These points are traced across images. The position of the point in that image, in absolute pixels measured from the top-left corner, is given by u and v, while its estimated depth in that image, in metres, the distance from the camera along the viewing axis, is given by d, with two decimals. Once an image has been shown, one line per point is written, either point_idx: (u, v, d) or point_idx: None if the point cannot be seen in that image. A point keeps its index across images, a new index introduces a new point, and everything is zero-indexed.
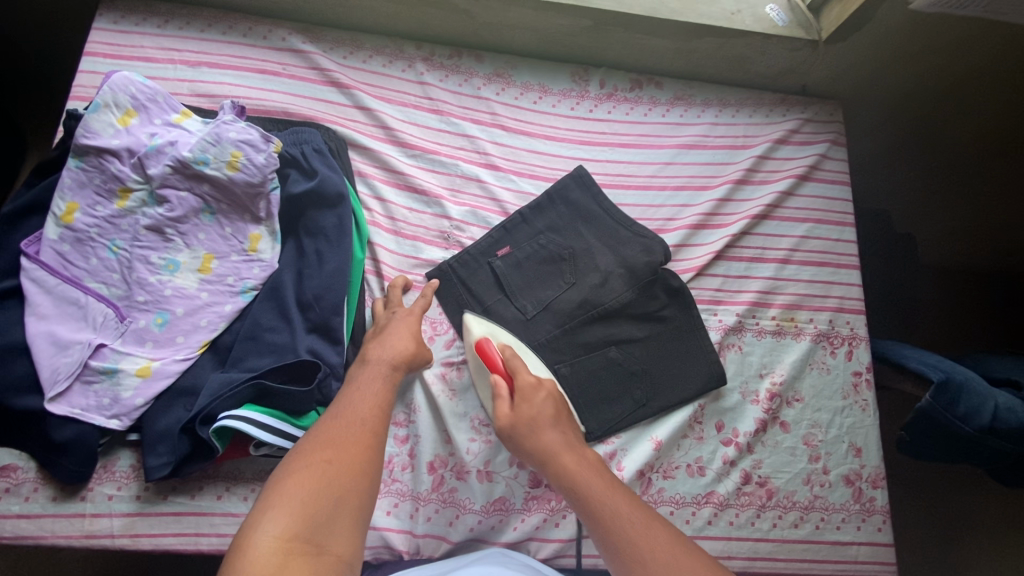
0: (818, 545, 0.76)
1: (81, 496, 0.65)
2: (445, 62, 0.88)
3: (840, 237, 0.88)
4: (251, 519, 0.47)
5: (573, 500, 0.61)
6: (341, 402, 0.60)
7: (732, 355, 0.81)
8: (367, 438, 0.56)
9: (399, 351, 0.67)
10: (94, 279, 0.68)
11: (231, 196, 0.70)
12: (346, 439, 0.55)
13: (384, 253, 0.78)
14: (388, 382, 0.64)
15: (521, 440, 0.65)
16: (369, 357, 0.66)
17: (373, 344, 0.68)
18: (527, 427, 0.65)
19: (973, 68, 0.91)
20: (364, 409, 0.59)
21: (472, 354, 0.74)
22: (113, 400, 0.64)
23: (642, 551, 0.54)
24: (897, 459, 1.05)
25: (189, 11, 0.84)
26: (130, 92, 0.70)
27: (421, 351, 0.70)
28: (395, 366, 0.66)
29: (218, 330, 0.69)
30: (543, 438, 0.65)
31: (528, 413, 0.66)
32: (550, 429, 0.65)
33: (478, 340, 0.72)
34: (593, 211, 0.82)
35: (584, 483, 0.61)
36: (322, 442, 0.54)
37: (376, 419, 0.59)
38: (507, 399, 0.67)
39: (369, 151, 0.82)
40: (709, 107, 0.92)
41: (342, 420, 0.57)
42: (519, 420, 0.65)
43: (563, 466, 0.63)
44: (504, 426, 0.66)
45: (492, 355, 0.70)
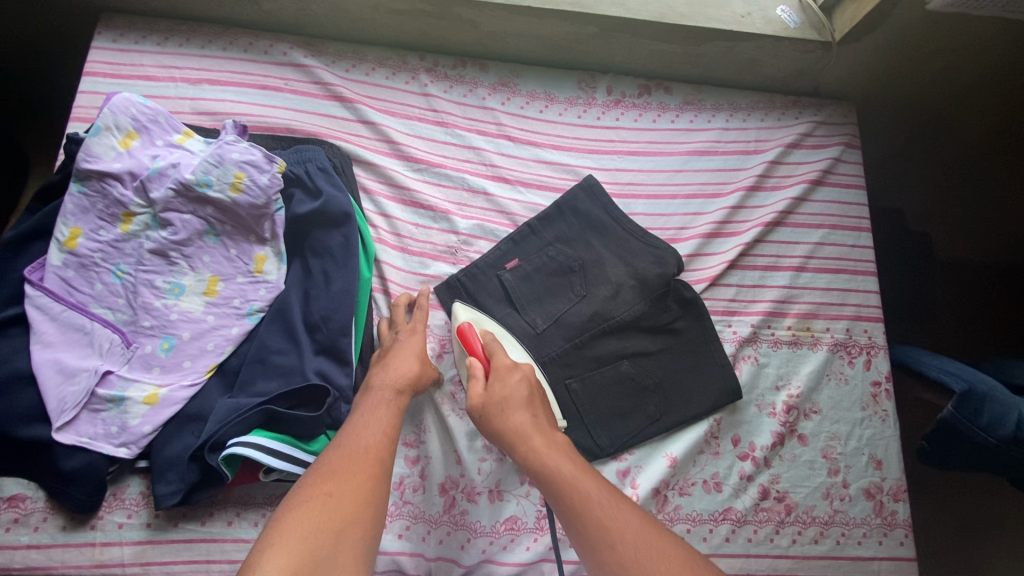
0: (839, 560, 0.74)
1: (91, 525, 0.65)
2: (449, 72, 0.86)
3: (856, 243, 0.86)
4: (252, 556, 0.46)
5: (541, 485, 0.58)
6: (347, 430, 0.59)
7: (747, 367, 0.79)
8: (372, 466, 0.55)
9: (405, 372, 0.66)
10: (99, 304, 0.67)
11: (235, 217, 0.69)
12: (348, 470, 0.54)
13: (391, 270, 0.77)
14: (395, 406, 0.63)
15: (487, 417, 0.64)
16: (373, 382, 0.65)
17: (380, 369, 0.67)
18: (496, 408, 0.63)
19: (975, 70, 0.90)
20: (369, 437, 0.58)
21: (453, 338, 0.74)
22: (121, 428, 0.64)
23: (612, 535, 0.52)
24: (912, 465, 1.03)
25: (189, 27, 0.83)
26: (131, 114, 0.69)
27: (426, 370, 0.69)
28: (400, 389, 0.65)
29: (225, 354, 0.69)
30: (513, 420, 0.62)
31: (498, 390, 0.65)
32: (521, 410, 0.63)
33: (461, 326, 0.71)
34: (602, 221, 0.80)
35: (555, 467, 0.58)
36: (324, 473, 0.54)
37: (382, 447, 0.58)
38: (479, 378, 0.66)
39: (373, 166, 0.80)
40: (719, 111, 0.90)
41: (347, 449, 0.57)
42: (491, 402, 0.64)
43: (534, 449, 0.60)
44: (476, 406, 0.65)
45: (472, 339, 0.70)
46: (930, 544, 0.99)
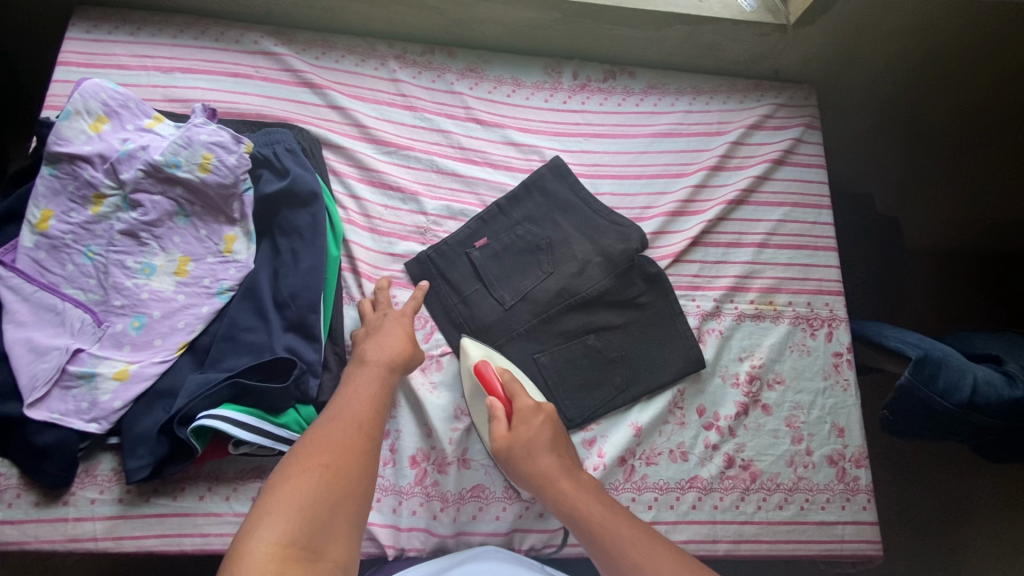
0: (804, 525, 0.76)
1: (64, 500, 0.66)
2: (417, 59, 0.88)
3: (817, 220, 0.89)
4: (248, 524, 0.47)
5: (574, 528, 0.60)
6: (335, 406, 0.61)
7: (713, 340, 0.81)
8: (362, 441, 0.57)
9: (397, 350, 0.68)
10: (71, 285, 0.68)
11: (205, 198, 0.71)
12: (341, 443, 0.56)
13: (360, 250, 0.79)
14: (383, 383, 0.65)
15: (512, 461, 0.65)
16: (367, 357, 0.67)
17: (371, 342, 0.68)
18: (523, 451, 0.65)
19: (959, 40, 0.92)
20: (360, 410, 0.61)
21: (467, 373, 0.73)
22: (91, 404, 0.65)
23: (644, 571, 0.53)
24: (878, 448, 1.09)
25: (161, 17, 0.85)
26: (102, 99, 0.71)
27: (416, 350, 0.70)
28: (393, 366, 0.67)
29: (196, 331, 0.70)
30: (540, 463, 0.64)
31: (537, 447, 0.65)
32: (546, 453, 0.65)
33: (477, 368, 0.71)
34: (569, 200, 0.82)
35: (584, 510, 0.60)
36: (318, 445, 0.55)
37: (371, 424, 0.60)
38: (518, 432, 0.66)
39: (343, 150, 0.82)
40: (683, 95, 0.92)
41: (337, 422, 0.58)
42: (513, 449, 0.65)
43: (562, 492, 0.62)
44: (501, 450, 0.66)
45: (492, 379, 0.70)
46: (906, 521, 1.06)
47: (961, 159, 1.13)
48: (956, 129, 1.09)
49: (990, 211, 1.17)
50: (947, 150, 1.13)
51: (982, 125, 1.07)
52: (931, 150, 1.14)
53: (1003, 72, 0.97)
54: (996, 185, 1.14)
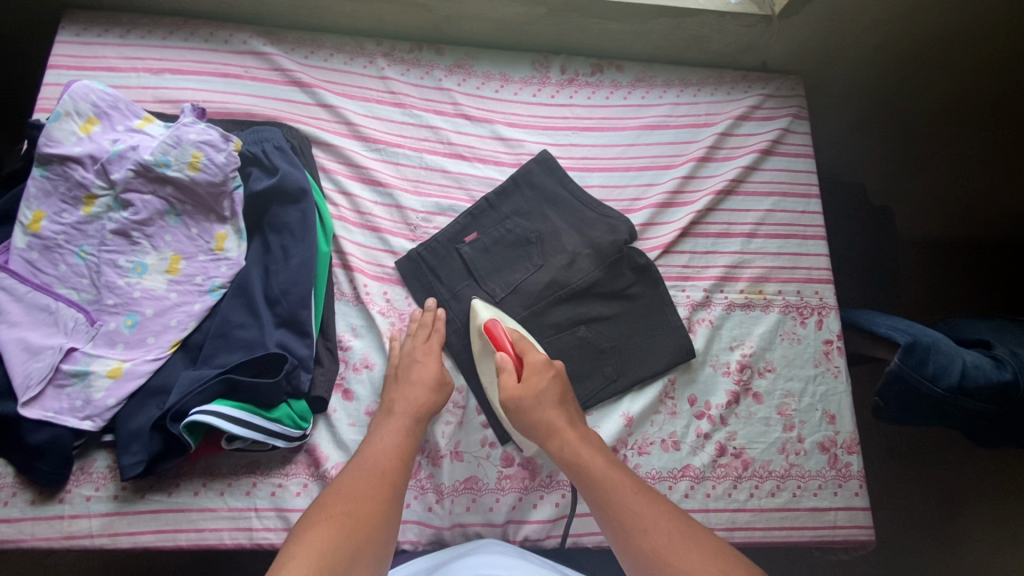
0: (796, 512, 0.76)
1: (60, 498, 0.66)
2: (405, 56, 0.89)
3: (805, 209, 0.89)
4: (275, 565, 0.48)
5: (574, 475, 0.61)
6: (360, 456, 0.62)
7: (703, 330, 0.82)
8: (386, 490, 0.58)
9: (421, 401, 0.69)
10: (64, 285, 0.69)
11: (195, 196, 0.71)
12: (366, 490, 0.58)
13: (351, 246, 0.79)
14: (409, 433, 0.66)
15: (518, 413, 0.65)
16: (394, 409, 0.68)
17: (398, 390, 0.69)
18: (532, 401, 0.65)
19: (944, 31, 0.93)
20: (387, 457, 0.62)
21: (477, 337, 0.74)
22: (85, 402, 0.65)
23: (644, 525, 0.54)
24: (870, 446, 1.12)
25: (150, 19, 0.86)
26: (91, 100, 0.72)
27: (438, 398, 0.71)
28: (418, 417, 0.68)
29: (188, 329, 0.70)
30: (547, 412, 0.65)
31: (553, 410, 0.65)
32: (554, 406, 0.65)
33: (484, 326, 0.71)
34: (558, 194, 0.83)
35: (588, 459, 0.61)
36: (343, 494, 0.57)
37: (396, 468, 0.61)
38: (533, 390, 0.66)
39: (332, 148, 0.83)
40: (670, 87, 0.93)
41: (361, 471, 0.60)
42: (517, 401, 0.65)
43: (567, 440, 0.63)
44: (509, 399, 0.66)
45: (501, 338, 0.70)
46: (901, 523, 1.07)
47: (953, 146, 1.14)
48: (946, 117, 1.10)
49: (981, 198, 1.18)
50: (938, 137, 1.14)
51: (972, 114, 1.08)
52: (921, 138, 1.15)
53: (989, 61, 0.98)
54: (986, 174, 1.15)
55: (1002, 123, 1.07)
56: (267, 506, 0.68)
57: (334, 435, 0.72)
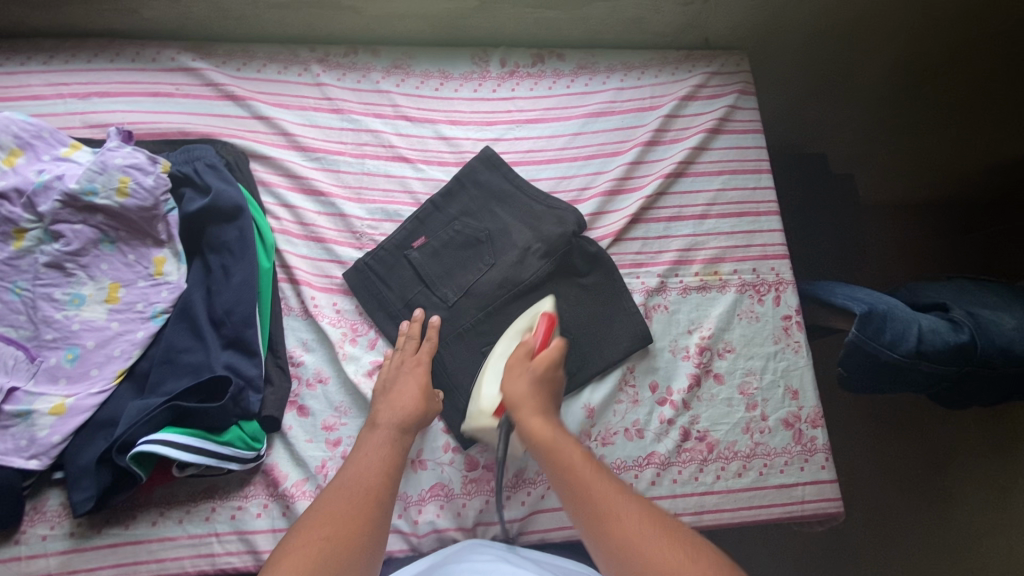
0: (764, 490, 0.76)
1: (15, 540, 0.65)
2: (340, 61, 0.87)
3: (757, 185, 0.88)
4: None
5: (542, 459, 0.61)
6: (342, 474, 0.60)
7: (658, 316, 0.82)
8: (368, 509, 0.56)
9: (408, 410, 0.67)
10: (1, 323, 0.67)
11: (128, 222, 0.70)
12: (346, 512, 0.55)
13: (295, 259, 0.78)
14: (395, 446, 0.64)
15: (507, 379, 0.68)
16: (379, 421, 0.66)
17: (383, 402, 0.68)
18: (521, 376, 0.68)
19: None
20: (369, 475, 0.60)
21: (526, 314, 0.76)
22: (30, 441, 0.64)
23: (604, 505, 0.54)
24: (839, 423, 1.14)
25: (75, 43, 0.84)
26: (12, 132, 0.70)
27: (429, 407, 0.69)
28: (405, 427, 0.66)
29: (133, 358, 0.69)
30: (523, 391, 0.66)
31: (533, 402, 0.65)
32: (529, 381, 0.67)
33: (544, 312, 0.74)
34: (505, 190, 0.82)
35: (553, 440, 0.61)
36: (323, 516, 0.54)
37: (379, 486, 0.59)
38: (530, 374, 0.68)
39: (270, 161, 0.81)
40: (613, 72, 0.92)
41: (345, 491, 0.57)
42: (514, 365, 0.69)
43: (535, 423, 0.63)
44: (511, 368, 0.69)
45: (547, 331, 0.73)
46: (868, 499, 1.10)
47: (905, 109, 1.13)
48: (898, 81, 1.09)
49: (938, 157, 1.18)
50: (891, 103, 1.13)
51: (923, 77, 1.07)
52: (874, 103, 1.13)
53: (935, 24, 0.97)
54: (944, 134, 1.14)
55: (951, 82, 1.07)
56: (228, 529, 0.67)
57: (292, 452, 0.71)
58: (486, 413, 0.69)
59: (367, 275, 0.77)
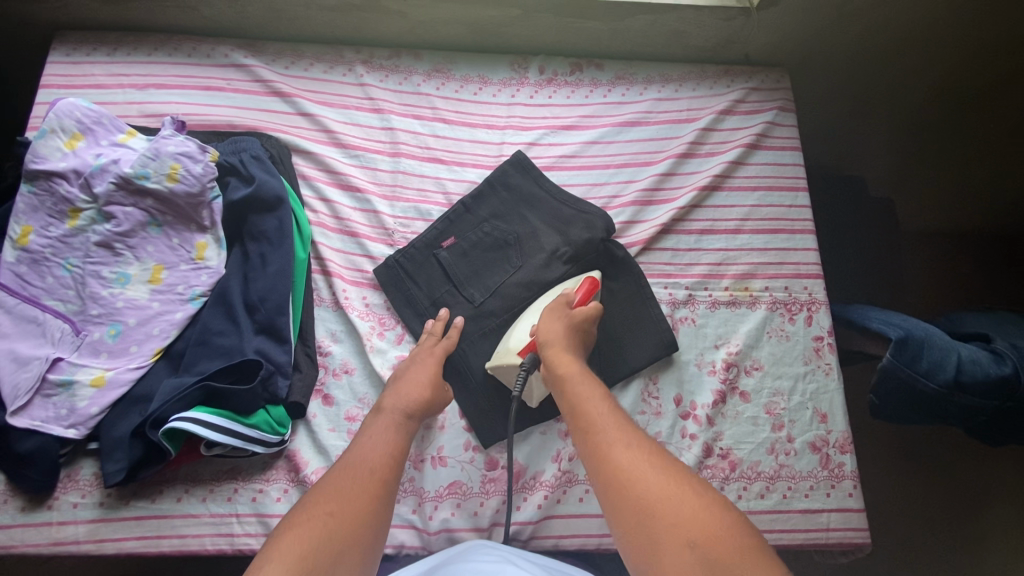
0: (787, 514, 0.74)
1: (48, 505, 0.68)
2: (384, 63, 0.90)
3: (792, 203, 0.87)
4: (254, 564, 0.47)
5: (559, 391, 0.64)
6: (348, 454, 0.61)
7: (685, 328, 0.81)
8: (375, 488, 0.57)
9: (413, 397, 0.67)
10: (51, 296, 0.71)
11: (175, 207, 0.73)
12: (352, 489, 0.56)
13: (329, 251, 0.80)
14: (400, 431, 0.64)
15: (545, 319, 0.70)
16: (383, 406, 0.66)
17: (391, 386, 0.69)
18: (561, 321, 0.69)
19: (936, 15, 0.90)
20: (375, 457, 0.60)
21: (572, 279, 0.77)
22: (70, 410, 0.67)
23: (611, 438, 0.57)
24: (869, 450, 1.10)
25: (136, 37, 0.88)
26: (75, 117, 0.75)
27: (437, 396, 0.69)
28: (409, 413, 0.66)
29: (170, 337, 0.72)
30: (557, 334, 0.68)
31: (563, 342, 0.68)
32: (563, 327, 0.69)
33: (589, 277, 0.75)
34: (535, 195, 0.83)
35: (573, 375, 0.64)
36: (330, 492, 0.55)
37: (385, 467, 0.60)
38: (567, 319, 0.70)
39: (312, 155, 0.84)
40: (651, 84, 0.92)
41: (350, 470, 0.58)
42: (556, 308, 0.71)
43: (558, 361, 0.66)
44: (552, 311, 0.71)
45: (589, 292, 0.74)
46: (895, 534, 1.05)
47: (948, 133, 1.11)
48: (943, 103, 1.07)
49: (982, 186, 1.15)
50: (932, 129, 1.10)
51: (969, 101, 1.05)
52: (916, 126, 1.11)
53: (984, 47, 0.96)
54: (990, 162, 1.11)
55: (998, 108, 1.04)
56: (248, 511, 0.69)
57: (314, 440, 0.72)
58: (512, 351, 0.70)
59: (397, 271, 0.79)
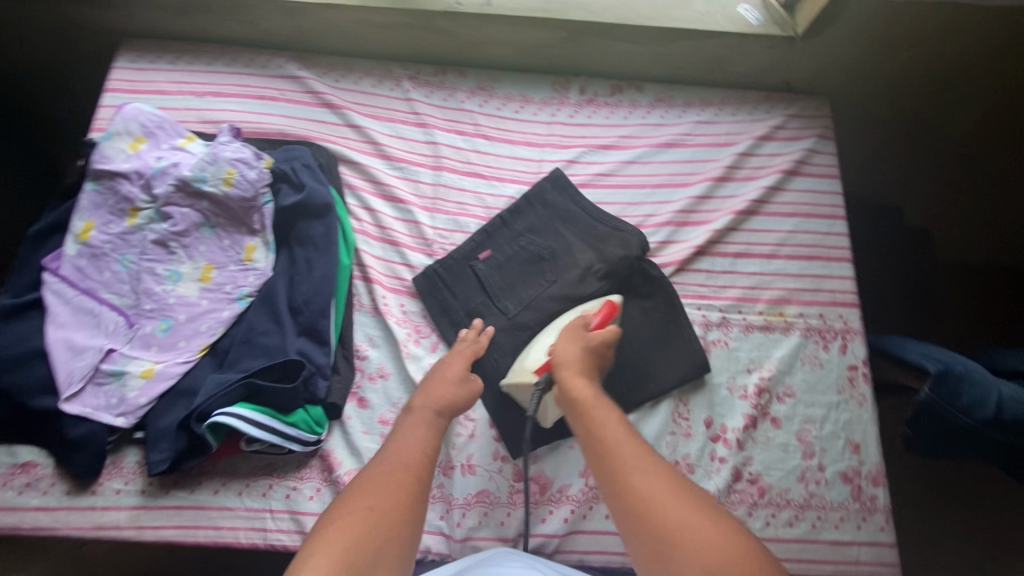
0: (816, 544, 0.73)
1: (92, 490, 0.70)
2: (430, 79, 0.93)
3: (830, 230, 0.87)
4: (295, 561, 0.49)
5: (575, 416, 0.63)
6: (384, 450, 0.62)
7: (718, 351, 0.81)
8: (410, 486, 0.58)
9: (445, 395, 0.68)
10: (107, 290, 0.74)
11: (228, 210, 0.77)
12: (387, 485, 0.57)
13: (370, 258, 0.82)
14: (433, 429, 0.65)
15: (562, 341, 0.70)
16: (414, 405, 0.67)
17: (423, 385, 0.70)
18: (576, 345, 0.69)
19: (986, 46, 0.90)
20: (409, 454, 0.61)
21: (592, 300, 0.77)
22: (120, 399, 0.70)
23: (631, 467, 0.56)
24: (901, 485, 1.07)
25: (197, 47, 0.93)
26: (140, 121, 0.79)
27: (469, 396, 0.69)
28: (441, 411, 0.67)
29: (217, 334, 0.74)
30: (571, 358, 0.67)
31: (579, 363, 0.67)
32: (579, 351, 0.68)
33: (608, 300, 0.75)
34: (571, 211, 0.84)
35: (588, 401, 0.63)
36: (366, 488, 0.57)
37: (420, 464, 0.61)
38: (583, 343, 0.69)
39: (358, 165, 0.87)
40: (690, 107, 0.93)
41: (385, 467, 0.59)
42: (572, 332, 0.71)
43: (572, 385, 0.65)
44: (567, 336, 0.70)
45: (607, 316, 0.74)
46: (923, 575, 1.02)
47: (988, 165, 1.10)
48: (987, 135, 1.05)
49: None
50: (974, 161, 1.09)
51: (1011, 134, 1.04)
52: (957, 157, 1.10)
53: None
54: None
55: None
56: (282, 508, 0.70)
57: (348, 441, 0.74)
58: (527, 371, 0.72)
59: (435, 281, 0.80)
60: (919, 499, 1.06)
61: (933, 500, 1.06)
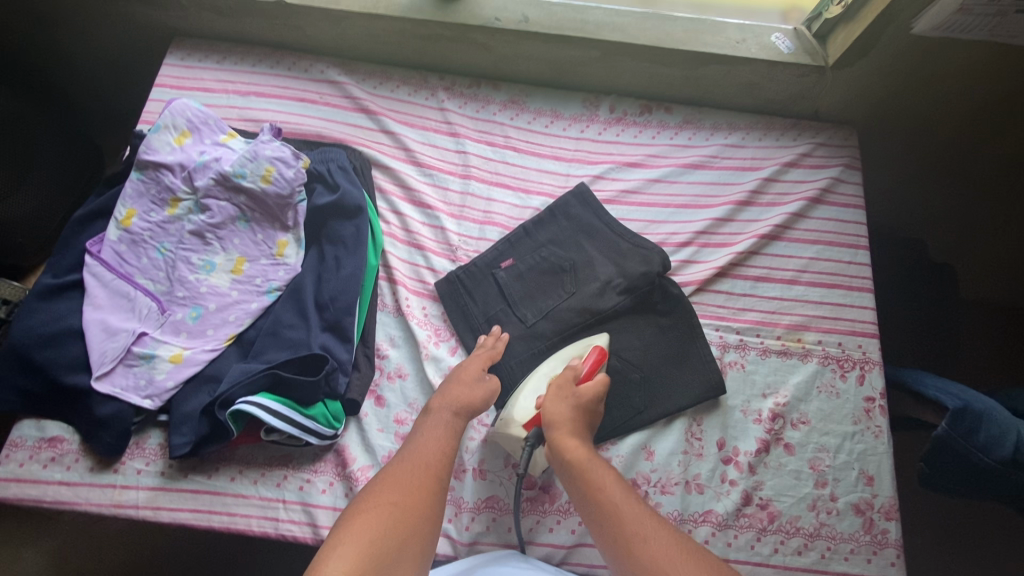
0: (824, 575, 0.72)
1: (115, 468, 0.73)
2: (464, 91, 0.96)
3: (853, 260, 0.87)
4: (323, 551, 0.51)
5: (569, 483, 0.65)
6: (405, 449, 0.64)
7: (734, 373, 0.81)
8: (430, 483, 0.60)
9: (462, 397, 0.69)
10: (143, 276, 0.77)
11: (264, 206, 0.79)
12: (409, 482, 0.59)
13: (396, 260, 0.84)
14: (451, 430, 0.67)
15: (551, 397, 0.71)
16: (432, 405, 0.68)
17: (442, 388, 0.71)
18: (569, 403, 0.70)
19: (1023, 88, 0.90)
20: (430, 452, 0.63)
21: (574, 343, 0.78)
22: (148, 381, 0.72)
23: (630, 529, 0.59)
24: (911, 526, 1.05)
25: (243, 48, 0.97)
26: (187, 116, 0.82)
27: (486, 399, 0.71)
28: (458, 411, 0.68)
29: (244, 325, 0.76)
30: (563, 420, 0.69)
31: (572, 425, 0.69)
32: (571, 410, 0.70)
33: (596, 346, 0.76)
34: (594, 225, 0.85)
35: (580, 463, 0.65)
36: (388, 484, 0.58)
37: (439, 462, 0.62)
38: (574, 401, 0.71)
39: (389, 169, 0.89)
40: (718, 130, 0.95)
41: (406, 465, 0.61)
42: (561, 385, 0.72)
43: (566, 449, 0.66)
44: (555, 396, 0.71)
45: (594, 365, 0.74)
46: None
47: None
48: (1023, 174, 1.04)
49: None
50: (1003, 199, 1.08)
51: None
52: (991, 195, 1.08)
53: None
54: None
55: None
56: (295, 499, 0.72)
57: (363, 437, 0.75)
58: (516, 423, 0.71)
59: (456, 287, 0.82)
60: (933, 540, 1.04)
61: (947, 542, 1.04)
